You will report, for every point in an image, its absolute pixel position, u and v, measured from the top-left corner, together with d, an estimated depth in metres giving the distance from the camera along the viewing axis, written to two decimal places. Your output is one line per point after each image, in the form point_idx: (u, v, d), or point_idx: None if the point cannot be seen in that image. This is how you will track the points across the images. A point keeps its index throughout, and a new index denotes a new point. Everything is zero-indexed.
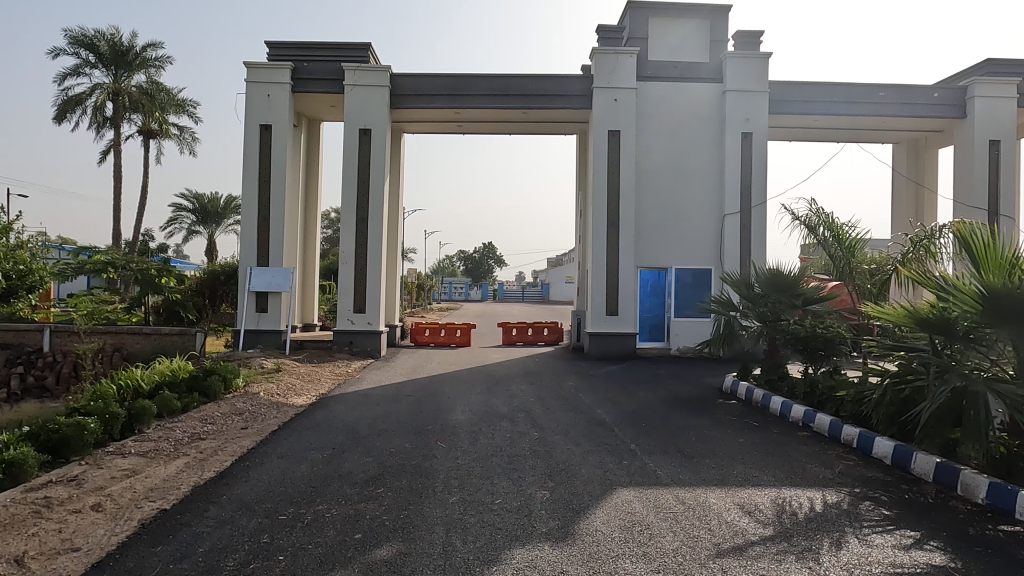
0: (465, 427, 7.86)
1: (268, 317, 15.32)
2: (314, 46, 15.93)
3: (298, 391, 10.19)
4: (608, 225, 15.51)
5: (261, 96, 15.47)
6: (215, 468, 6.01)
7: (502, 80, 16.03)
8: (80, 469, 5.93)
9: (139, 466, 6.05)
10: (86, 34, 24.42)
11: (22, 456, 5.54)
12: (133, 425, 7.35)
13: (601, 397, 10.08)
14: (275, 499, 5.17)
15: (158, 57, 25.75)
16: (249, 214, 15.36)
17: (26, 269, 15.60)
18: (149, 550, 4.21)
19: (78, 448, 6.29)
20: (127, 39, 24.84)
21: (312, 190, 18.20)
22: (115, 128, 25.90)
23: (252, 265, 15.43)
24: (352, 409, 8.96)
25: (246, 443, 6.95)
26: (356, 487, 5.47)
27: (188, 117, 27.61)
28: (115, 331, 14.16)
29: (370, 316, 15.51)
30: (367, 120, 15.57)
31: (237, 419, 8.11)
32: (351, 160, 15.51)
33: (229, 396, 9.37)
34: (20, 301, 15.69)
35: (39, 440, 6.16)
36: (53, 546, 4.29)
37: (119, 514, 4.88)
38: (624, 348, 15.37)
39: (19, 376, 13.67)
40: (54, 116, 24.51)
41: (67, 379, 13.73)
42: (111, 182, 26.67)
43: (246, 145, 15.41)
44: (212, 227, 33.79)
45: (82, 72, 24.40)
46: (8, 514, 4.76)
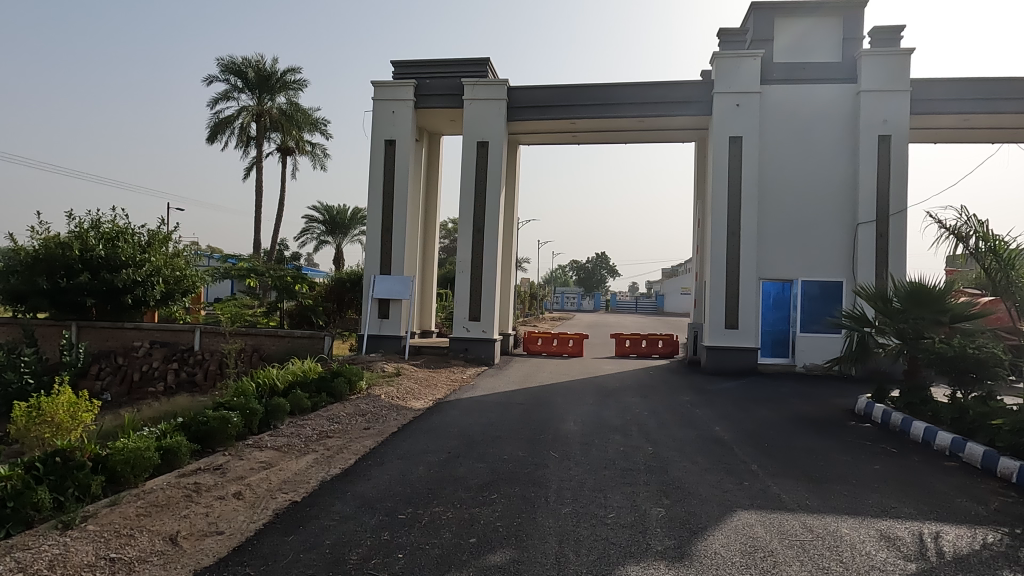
0: (577, 437, 7.81)
1: (389, 323, 16.01)
2: (436, 63, 16.58)
3: (416, 395, 10.58)
4: (728, 234, 14.95)
5: (386, 113, 16.27)
6: (341, 466, 6.37)
7: (618, 89, 15.89)
8: (224, 459, 6.46)
9: (274, 459, 6.52)
10: (236, 62, 26.80)
11: (177, 444, 6.14)
12: (269, 420, 7.93)
13: (718, 413, 9.69)
14: (394, 499, 5.38)
15: (297, 80, 27.83)
16: (374, 225, 16.20)
17: (182, 275, 17.02)
18: (282, 539, 4.51)
19: (222, 439, 6.87)
20: (270, 65, 27.08)
21: (432, 202, 18.90)
22: (257, 146, 28.19)
23: (375, 274, 16.22)
24: (467, 415, 9.18)
25: (368, 443, 7.30)
26: (470, 492, 5.59)
27: (320, 135, 29.53)
28: (254, 333, 15.33)
29: (484, 324, 15.81)
30: (484, 133, 15.97)
31: (360, 420, 8.53)
32: (468, 172, 15.97)
33: (353, 397, 9.91)
34: (175, 304, 17.18)
35: (191, 430, 6.77)
36: (201, 528, 4.71)
37: (257, 502, 5.27)
38: (744, 363, 14.69)
39: (173, 371, 15.23)
40: (208, 136, 27.07)
41: (213, 375, 15.09)
42: (254, 197, 29.06)
43: (373, 159, 16.26)
44: (339, 237, 35.90)
45: (231, 97, 26.80)
46: (164, 496, 5.27)
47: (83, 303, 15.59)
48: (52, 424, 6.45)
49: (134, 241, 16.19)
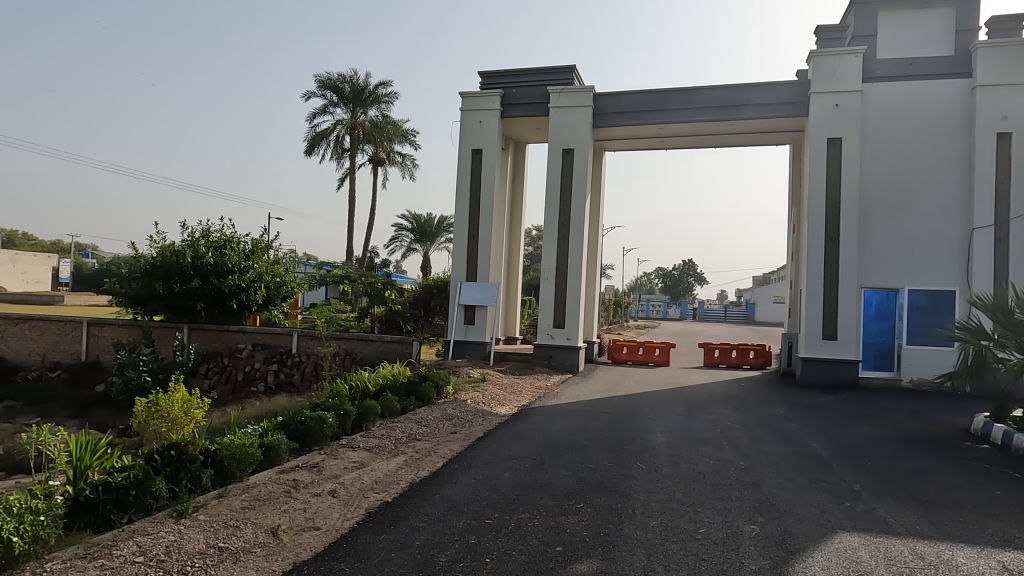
0: (665, 449, 7.64)
1: (475, 330, 16.25)
2: (522, 72, 16.74)
3: (502, 401, 10.68)
4: (826, 240, 14.24)
5: (474, 122, 16.58)
6: (429, 468, 6.51)
7: (706, 92, 15.52)
8: (320, 457, 6.75)
9: (367, 460, 6.75)
10: (332, 77, 28.06)
11: (277, 442, 6.49)
12: (361, 422, 8.22)
13: (815, 429, 9.20)
14: (481, 504, 5.44)
15: (388, 93, 28.86)
16: (461, 232, 16.52)
17: (282, 282, 17.98)
18: (375, 537, 4.65)
19: (319, 439, 7.20)
20: (364, 80, 28.22)
21: (517, 210, 19.07)
22: (351, 158, 29.40)
23: (462, 280, 16.50)
24: (552, 422, 9.16)
25: (455, 447, 7.43)
26: (556, 500, 5.57)
27: (409, 146, 30.46)
28: (347, 336, 15.95)
29: (569, 331, 15.75)
30: (570, 140, 15.97)
31: (447, 424, 8.68)
32: (553, 179, 16.01)
33: (441, 401, 10.12)
34: (275, 309, 18.16)
35: (290, 428, 7.13)
36: (300, 523, 4.93)
37: (350, 501, 5.47)
38: (843, 376, 13.93)
39: (273, 372, 16.05)
40: (305, 149, 28.48)
41: (310, 377, 15.80)
42: (348, 206, 30.32)
43: (460, 168, 16.60)
44: (426, 245, 36.85)
45: (328, 111, 28.10)
46: (266, 490, 5.57)
47: (194, 307, 16.75)
48: (168, 419, 6.95)
49: (240, 249, 17.27)
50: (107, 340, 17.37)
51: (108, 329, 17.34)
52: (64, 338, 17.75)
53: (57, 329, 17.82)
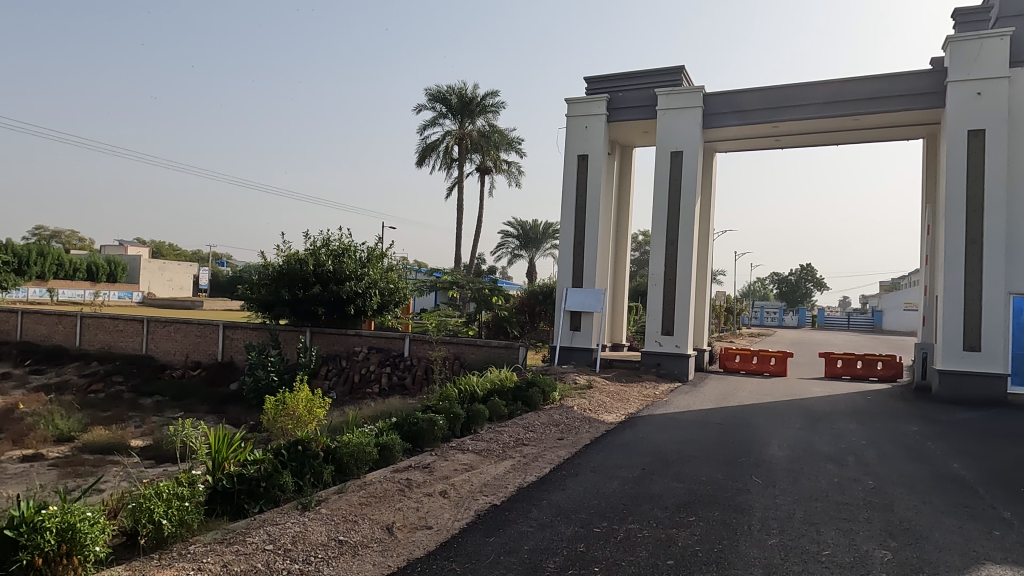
0: (783, 463, 7.25)
1: (580, 336, 16.16)
2: (629, 75, 16.53)
3: (609, 408, 10.55)
4: (967, 242, 13.01)
5: (579, 128, 16.56)
6: (536, 473, 6.54)
7: (827, 87, 14.67)
8: (431, 458, 6.96)
9: (475, 463, 6.87)
10: (441, 90, 29.00)
11: (392, 442, 6.75)
12: (470, 425, 8.40)
13: (955, 448, 8.40)
14: (590, 512, 5.40)
15: (494, 103, 29.43)
16: (566, 238, 16.53)
17: (394, 288, 18.73)
18: (484, 539, 4.72)
19: (430, 440, 7.43)
20: (471, 91, 28.95)
21: (624, 215, 18.83)
22: (459, 167, 30.20)
23: (567, 286, 16.49)
24: (661, 431, 8.94)
25: (562, 453, 7.42)
26: (667, 512, 5.42)
27: (515, 154, 30.88)
28: (456, 341, 16.32)
29: (678, 338, 15.34)
30: (678, 142, 15.57)
31: (554, 430, 8.69)
32: (662, 182, 15.68)
33: (547, 407, 10.15)
34: (389, 314, 18.92)
35: (404, 429, 7.40)
36: (413, 521, 5.10)
37: (460, 502, 5.59)
38: (988, 392, 12.64)
39: (387, 375, 16.54)
40: (417, 160, 29.57)
41: (420, 380, 16.16)
42: (456, 215, 31.16)
43: (566, 174, 16.61)
44: (532, 251, 37.14)
45: (437, 123, 29.05)
46: (382, 488, 5.81)
47: (316, 311, 17.79)
48: (294, 417, 7.41)
49: (357, 257, 18.18)
50: (240, 342, 18.81)
51: (240, 332, 18.76)
52: (203, 339, 19.39)
53: (198, 331, 19.51)
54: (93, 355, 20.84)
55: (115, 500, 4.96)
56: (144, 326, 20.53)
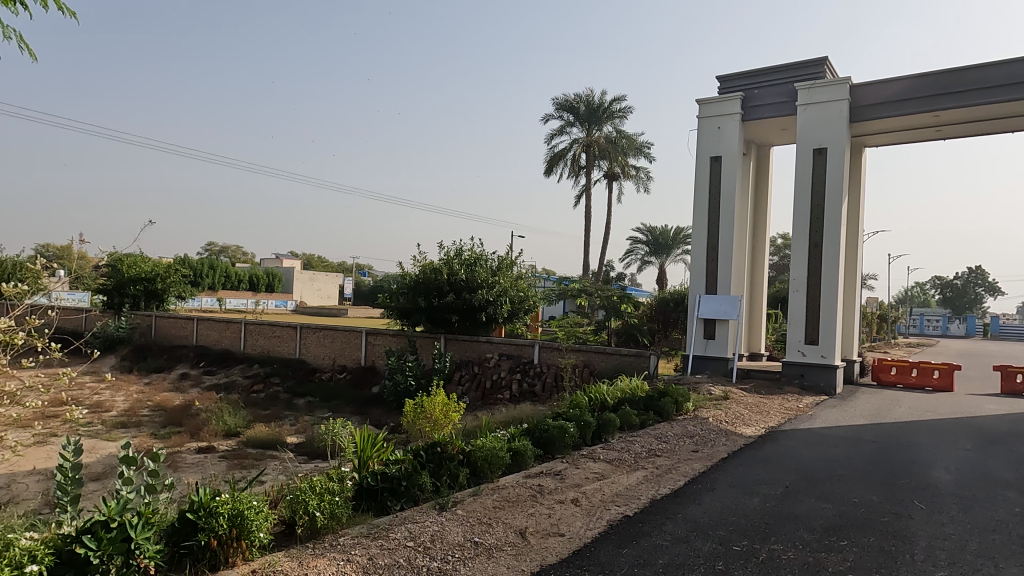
0: (951, 488, 6.52)
1: (715, 344, 15.53)
2: (765, 71, 15.75)
3: (748, 421, 10.03)
4: None
5: (712, 129, 15.99)
6: (670, 486, 6.35)
7: (999, 68, 13.11)
8: (562, 466, 6.97)
9: (607, 472, 6.80)
10: (568, 99, 29.17)
11: (524, 447, 6.85)
12: (601, 434, 8.34)
13: None
14: (728, 529, 5.16)
15: (622, 109, 29.18)
16: (699, 243, 15.99)
17: (524, 296, 19.02)
18: (617, 550, 4.66)
19: (561, 447, 7.45)
20: (599, 97, 28.90)
21: (761, 218, 17.90)
22: (587, 174, 30.23)
23: (701, 293, 15.92)
24: (807, 447, 8.36)
25: (698, 466, 7.14)
26: (814, 534, 5.06)
27: (644, 159, 30.39)
28: (585, 349, 16.27)
29: (824, 348, 14.30)
30: (822, 139, 14.58)
31: (688, 441, 8.40)
32: (803, 182, 14.75)
33: (680, 418, 9.84)
34: (519, 321, 19.24)
35: (535, 435, 7.47)
36: (546, 527, 5.13)
37: (592, 511, 5.56)
38: None
39: (518, 382, 16.74)
40: (545, 169, 29.94)
41: (550, 388, 16.20)
42: (584, 222, 31.18)
43: (698, 177, 16.08)
44: (662, 257, 36.32)
45: (565, 131, 29.24)
46: (515, 493, 5.90)
47: (450, 319, 18.48)
48: (430, 419, 7.73)
49: (488, 266, 18.68)
50: (381, 347, 19.92)
51: (381, 338, 19.88)
52: (348, 345, 20.76)
53: (344, 337, 20.90)
54: (255, 359, 22.96)
55: (275, 491, 5.42)
56: (297, 332, 22.34)
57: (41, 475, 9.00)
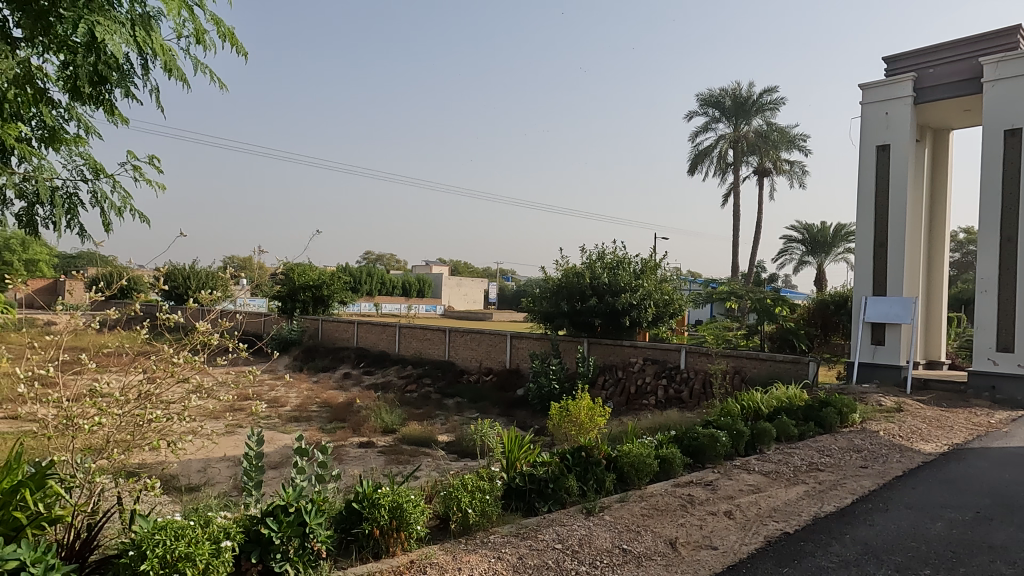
0: None
1: (885, 351, 14.17)
2: (942, 46, 14.15)
3: (926, 436, 9.04)
4: None
5: (879, 115, 14.63)
6: (835, 503, 5.87)
7: None
8: (714, 476, 6.68)
9: (763, 485, 6.42)
10: (713, 93, 28.05)
11: (672, 455, 6.65)
12: (755, 444, 7.91)
13: None
14: (906, 555, 4.67)
15: (773, 100, 27.56)
16: (864, 241, 14.68)
17: (669, 299, 18.53)
18: (777, 569, 4.38)
19: (712, 457, 7.15)
20: (747, 90, 27.50)
21: (939, 210, 16.09)
22: (735, 172, 28.90)
23: (867, 294, 14.61)
24: (1001, 469, 7.37)
25: (867, 483, 6.55)
26: (1013, 568, 4.44)
27: (798, 152, 28.47)
28: (736, 354, 15.53)
29: (1020, 356, 12.55)
30: (1015, 118, 12.83)
31: (855, 456, 7.72)
32: (992, 168, 13.07)
33: (846, 430, 9.09)
34: (663, 325, 18.77)
35: (684, 442, 7.23)
36: (697, 539, 4.94)
37: (748, 525, 5.28)
38: None
39: (663, 387, 16.27)
40: (689, 168, 29.01)
41: (698, 394, 15.58)
42: (732, 222, 29.82)
43: (862, 168, 14.80)
44: (821, 256, 33.80)
45: (710, 128, 28.16)
46: (663, 501, 5.74)
47: (593, 323, 18.43)
48: (576, 423, 7.75)
49: (631, 269, 18.43)
50: (525, 351, 20.29)
51: (525, 341, 20.26)
52: (494, 348, 21.37)
53: (490, 340, 21.54)
54: (408, 360, 24.31)
55: (430, 487, 5.68)
56: (447, 335, 23.35)
57: (230, 461, 10.14)
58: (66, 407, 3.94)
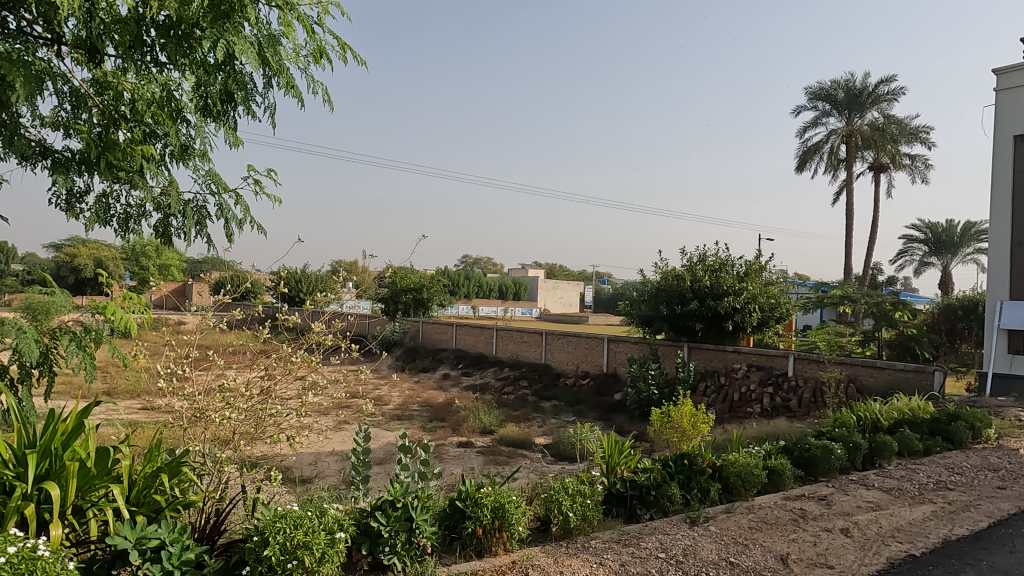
0: None
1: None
2: None
3: None
4: None
5: (1016, 102, 13.33)
6: (968, 526, 5.38)
7: None
8: (828, 490, 6.32)
9: (884, 502, 5.99)
10: (824, 86, 26.57)
11: (781, 466, 6.34)
12: (874, 458, 7.41)
13: None
14: None
15: (890, 90, 25.76)
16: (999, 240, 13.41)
17: (776, 303, 17.72)
18: None
19: (825, 470, 6.76)
20: (861, 81, 25.85)
21: None
22: (848, 168, 27.26)
23: (1002, 299, 13.34)
24: None
25: (1006, 506, 5.96)
26: None
27: (920, 145, 26.45)
28: (850, 362, 14.62)
29: None
30: None
31: (990, 475, 7.07)
32: None
33: (979, 447, 8.33)
34: (770, 330, 17.97)
35: (794, 454, 6.89)
36: (811, 556, 4.68)
37: (867, 544, 4.94)
38: None
39: (769, 395, 15.53)
40: (797, 166, 27.66)
41: (808, 404, 14.75)
42: (845, 221, 28.14)
43: (996, 161, 13.53)
44: (946, 257, 31.25)
45: (820, 122, 26.72)
46: (773, 515, 5.48)
47: (694, 327, 17.91)
48: (679, 429, 7.56)
49: (734, 272, 17.79)
50: (623, 355, 20.01)
51: (623, 345, 19.97)
52: (591, 351, 21.21)
53: (586, 344, 21.41)
54: (506, 362, 24.59)
55: (531, 488, 5.71)
56: (543, 338, 23.43)
57: (339, 456, 10.64)
58: (198, 401, 4.29)
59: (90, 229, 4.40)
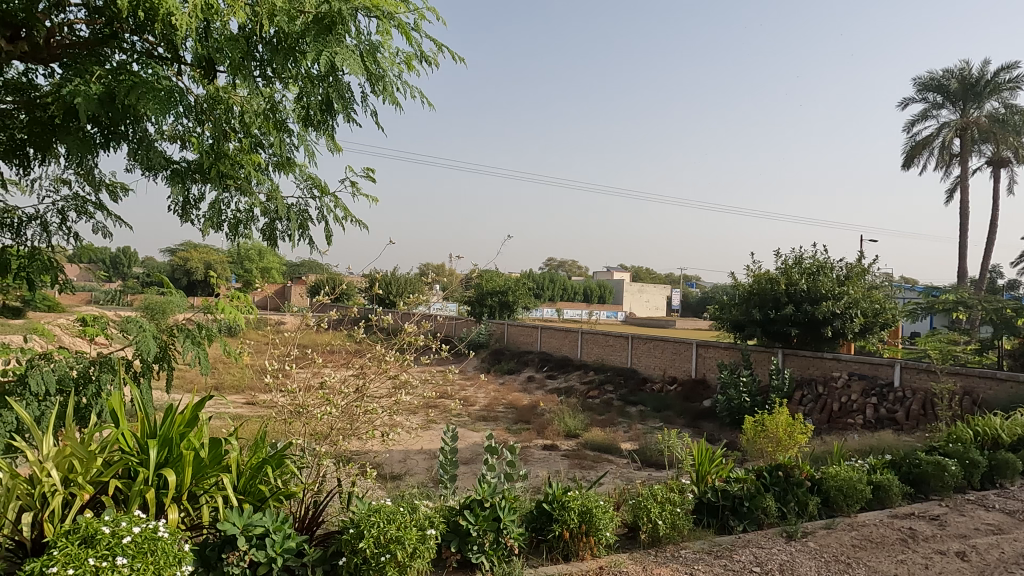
0: None
1: None
2: None
3: None
4: None
5: None
6: None
7: None
8: (940, 509, 5.88)
9: (1007, 525, 5.51)
10: (934, 77, 24.85)
11: (888, 481, 5.96)
12: (993, 476, 6.84)
13: None
14: None
15: (1013, 78, 23.75)
16: None
17: (880, 308, 16.70)
18: None
19: (938, 487, 6.29)
20: (977, 69, 23.99)
21: None
22: (962, 163, 25.31)
23: None
24: None
25: None
26: None
27: None
28: (966, 372, 13.56)
29: None
30: None
31: None
32: None
33: None
34: (873, 337, 16.96)
35: (902, 470, 6.46)
36: None
37: (986, 570, 4.56)
38: None
39: (872, 406, 14.62)
40: (904, 162, 25.98)
41: (916, 416, 13.78)
42: (959, 221, 26.13)
43: None
44: None
45: (930, 115, 24.99)
46: (879, 533, 5.15)
47: (789, 332, 17.15)
48: (773, 439, 7.25)
49: (834, 275, 16.91)
50: (713, 360, 19.42)
51: (713, 350, 19.38)
52: (679, 356, 20.72)
53: (674, 348, 20.93)
54: (591, 366, 24.41)
55: (618, 494, 5.63)
56: (629, 342, 23.09)
57: (428, 454, 10.89)
58: (299, 397, 4.51)
59: (204, 234, 4.73)
